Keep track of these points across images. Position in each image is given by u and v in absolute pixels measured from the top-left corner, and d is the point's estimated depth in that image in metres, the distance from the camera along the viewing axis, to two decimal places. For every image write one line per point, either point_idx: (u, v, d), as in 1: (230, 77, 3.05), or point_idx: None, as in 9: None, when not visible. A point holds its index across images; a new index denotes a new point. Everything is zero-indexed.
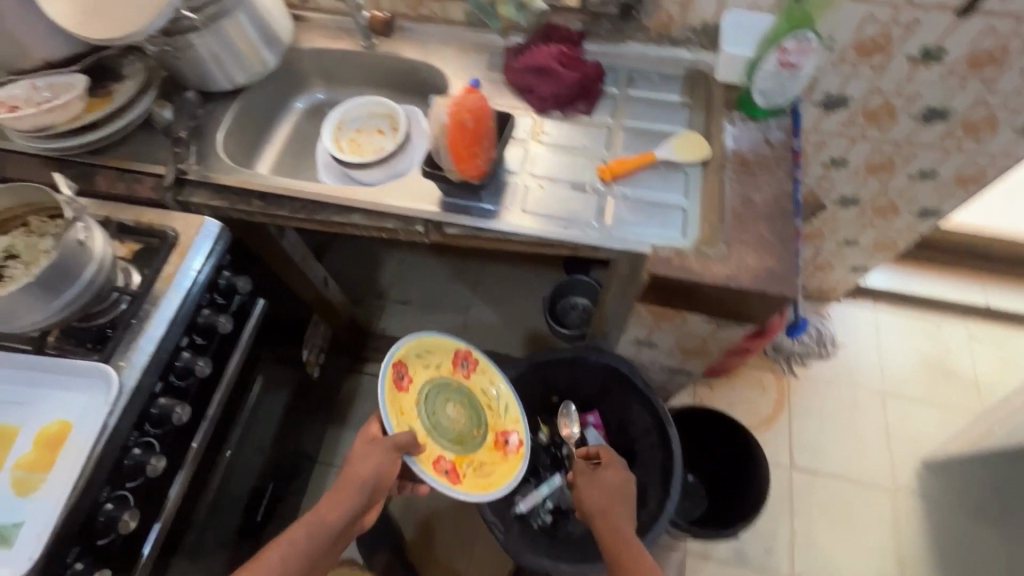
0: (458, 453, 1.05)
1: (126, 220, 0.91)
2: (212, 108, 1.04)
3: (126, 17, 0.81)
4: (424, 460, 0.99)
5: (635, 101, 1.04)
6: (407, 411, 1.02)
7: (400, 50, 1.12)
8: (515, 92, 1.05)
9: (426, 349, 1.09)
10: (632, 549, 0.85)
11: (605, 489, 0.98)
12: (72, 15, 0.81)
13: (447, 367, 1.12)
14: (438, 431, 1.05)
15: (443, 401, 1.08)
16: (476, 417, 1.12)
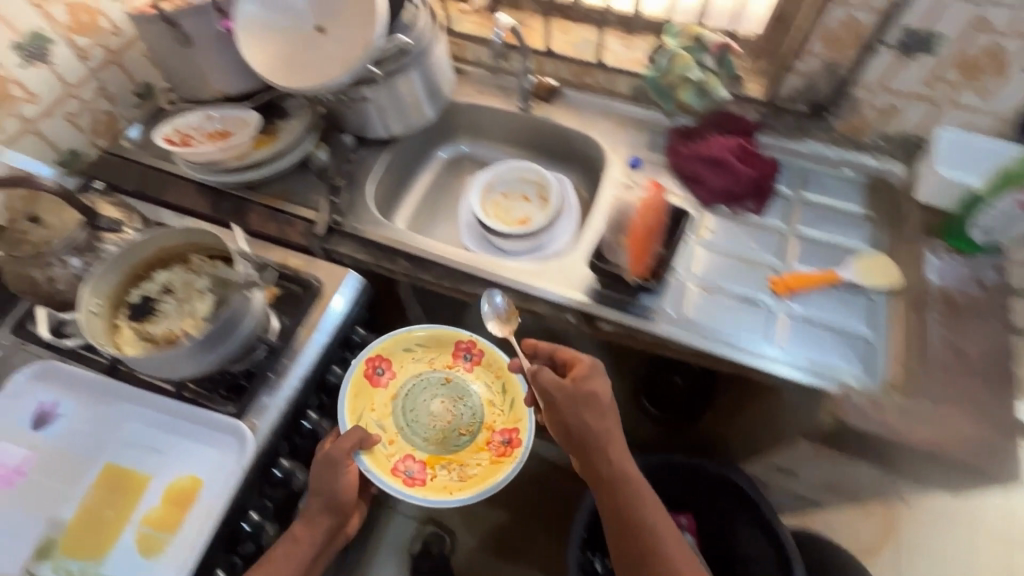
0: (434, 453, 0.87)
1: (274, 262, 0.88)
2: (366, 154, 1.03)
3: (318, 72, 0.81)
4: (383, 456, 0.86)
5: (812, 206, 0.95)
6: (378, 406, 0.90)
7: (558, 116, 1.08)
8: (678, 179, 0.99)
9: (420, 343, 0.94)
10: (659, 540, 0.73)
11: (596, 418, 0.76)
12: (268, 63, 0.82)
13: (444, 361, 0.94)
14: (413, 428, 0.89)
15: (426, 397, 0.91)
16: (470, 413, 0.90)
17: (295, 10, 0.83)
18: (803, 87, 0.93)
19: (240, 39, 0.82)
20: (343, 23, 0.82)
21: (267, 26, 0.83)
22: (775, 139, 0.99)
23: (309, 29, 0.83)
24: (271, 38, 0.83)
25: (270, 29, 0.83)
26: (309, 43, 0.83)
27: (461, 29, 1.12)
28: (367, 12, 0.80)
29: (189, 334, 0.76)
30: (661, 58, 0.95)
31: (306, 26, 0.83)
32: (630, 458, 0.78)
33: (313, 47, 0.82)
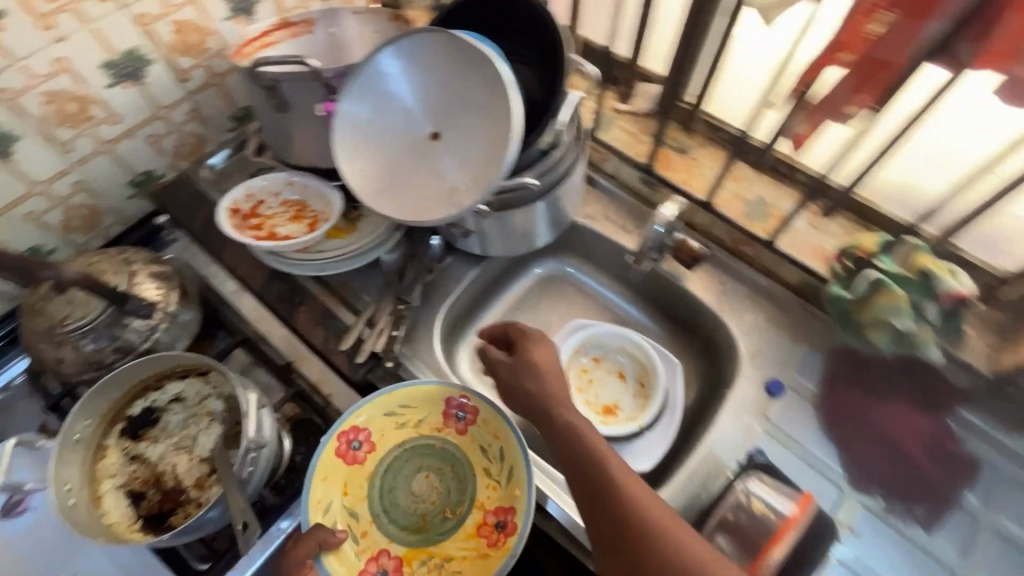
0: (413, 547, 0.67)
1: (308, 383, 0.77)
2: (450, 264, 0.86)
3: (418, 200, 0.64)
4: (350, 556, 0.65)
5: (1010, 546, 0.67)
6: (352, 489, 0.69)
7: (693, 284, 0.84)
8: (828, 435, 0.73)
9: (400, 404, 0.71)
10: (633, 500, 0.54)
11: (554, 383, 0.66)
12: (362, 171, 0.66)
13: (434, 424, 0.72)
14: (390, 515, 0.69)
15: (408, 471, 0.71)
16: (461, 489, 0.70)
17: (406, 108, 0.65)
18: None
19: (334, 136, 0.66)
20: (461, 140, 0.63)
21: (369, 124, 0.66)
22: (986, 424, 0.71)
23: (418, 136, 0.65)
24: (373, 140, 0.66)
25: (372, 128, 0.66)
26: (415, 155, 0.65)
27: (608, 136, 0.91)
28: (494, 138, 0.61)
29: (179, 478, 0.64)
30: (860, 281, 0.70)
31: (415, 131, 0.65)
32: (591, 426, 0.62)
33: (418, 161, 0.65)
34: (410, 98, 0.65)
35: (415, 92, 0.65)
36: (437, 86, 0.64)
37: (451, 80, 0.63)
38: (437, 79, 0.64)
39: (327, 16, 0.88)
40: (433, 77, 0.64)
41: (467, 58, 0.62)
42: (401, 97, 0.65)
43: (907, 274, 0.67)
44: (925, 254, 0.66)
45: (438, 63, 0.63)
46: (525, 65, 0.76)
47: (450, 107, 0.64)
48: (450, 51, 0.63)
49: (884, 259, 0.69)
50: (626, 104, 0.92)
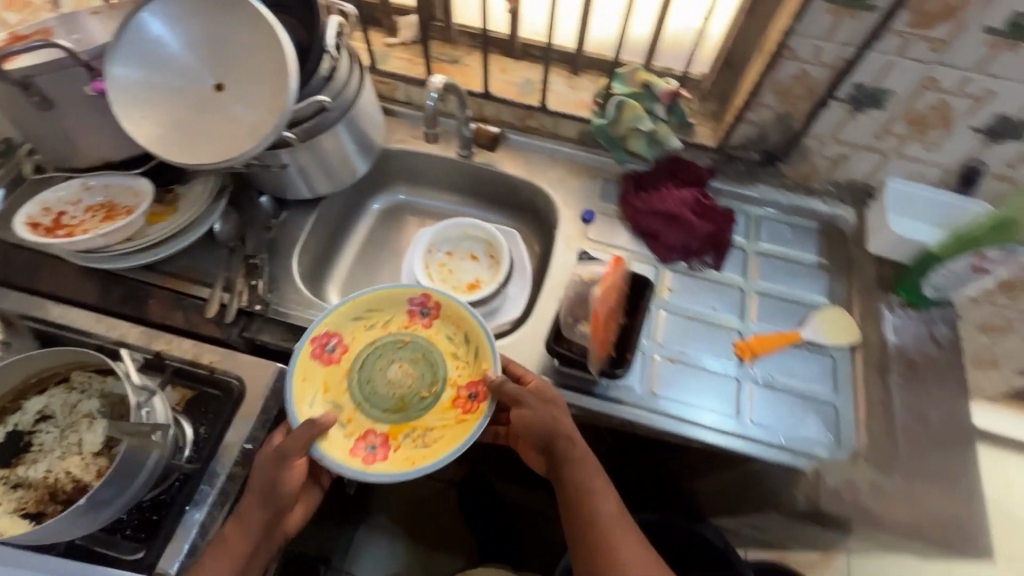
0: (396, 423, 0.76)
1: (183, 361, 0.75)
2: (288, 217, 0.91)
3: (220, 143, 0.68)
4: (340, 438, 0.73)
5: (768, 256, 0.92)
6: (333, 382, 0.77)
7: (503, 164, 0.99)
8: (636, 233, 0.93)
9: (367, 309, 0.81)
10: (616, 527, 0.69)
11: (556, 412, 0.71)
12: (156, 135, 0.69)
13: (400, 324, 0.82)
14: (371, 401, 0.77)
15: (383, 363, 0.79)
16: (433, 372, 0.79)
17: (183, 67, 0.70)
18: (755, 136, 0.90)
19: (113, 107, 0.68)
20: (245, 79, 0.69)
21: (148, 89, 0.69)
22: (728, 184, 0.96)
23: (202, 89, 0.69)
24: (157, 102, 0.69)
25: (153, 92, 0.69)
26: (205, 106, 0.69)
27: (388, 67, 1.01)
28: (273, 68, 0.68)
29: (77, 479, 0.62)
30: (609, 107, 0.89)
31: (198, 85, 0.70)
32: (591, 468, 0.72)
33: (211, 110, 0.69)
34: (183, 56, 0.69)
35: (186, 50, 0.69)
36: (205, 39, 0.69)
37: (216, 29, 0.69)
38: (202, 32, 0.69)
39: (66, 21, 0.85)
40: (198, 32, 0.69)
41: (224, 6, 0.68)
42: (175, 58, 0.69)
43: (636, 89, 0.88)
44: (642, 71, 0.88)
45: (199, 17, 0.69)
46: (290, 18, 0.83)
47: (223, 53, 0.69)
48: (207, 5, 0.69)
49: (619, 84, 0.89)
50: (393, 37, 1.03)
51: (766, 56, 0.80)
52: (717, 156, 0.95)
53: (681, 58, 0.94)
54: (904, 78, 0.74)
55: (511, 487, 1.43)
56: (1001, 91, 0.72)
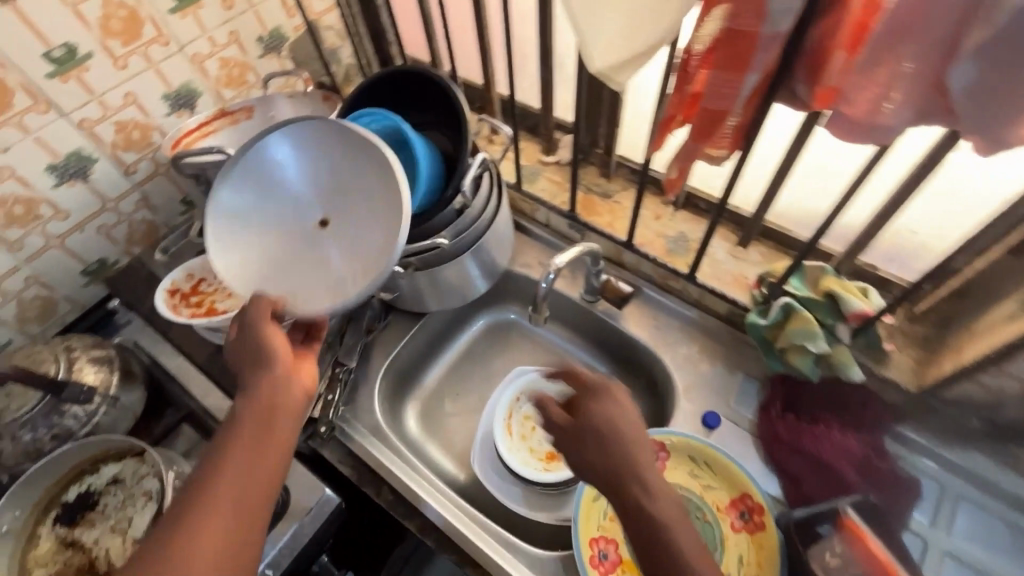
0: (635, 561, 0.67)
1: None
2: (390, 323, 0.88)
3: (309, 288, 0.64)
4: (594, 521, 0.69)
5: (956, 563, 0.65)
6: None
7: (627, 320, 0.86)
8: (770, 465, 0.73)
9: (708, 463, 0.72)
10: None
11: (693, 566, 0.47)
12: (246, 263, 0.66)
13: (720, 501, 0.70)
14: None
15: None
16: None
17: (290, 195, 0.66)
18: (979, 399, 0.64)
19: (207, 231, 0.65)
20: (354, 226, 0.64)
21: (250, 210, 0.66)
22: (923, 438, 0.70)
23: (306, 222, 0.65)
24: (256, 227, 0.66)
25: (253, 219, 0.66)
26: (301, 242, 0.65)
27: (535, 187, 0.95)
28: (386, 218, 0.63)
29: (113, 560, 0.64)
30: (774, 307, 0.71)
31: (301, 215, 0.66)
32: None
33: (303, 250, 0.64)
34: (294, 182, 0.66)
35: (299, 179, 0.66)
36: (324, 176, 0.66)
37: (338, 164, 0.66)
38: (323, 166, 0.66)
39: (264, 103, 0.94)
40: (320, 164, 0.66)
41: (354, 148, 0.65)
42: (285, 182, 0.66)
43: (814, 296, 0.69)
44: (830, 277, 0.69)
45: (324, 149, 0.66)
46: (438, 132, 0.79)
47: (339, 192, 0.65)
48: (337, 139, 0.66)
49: (794, 282, 0.71)
50: (550, 155, 0.97)
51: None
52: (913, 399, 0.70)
53: (902, 263, 0.70)
54: None
55: None
56: None
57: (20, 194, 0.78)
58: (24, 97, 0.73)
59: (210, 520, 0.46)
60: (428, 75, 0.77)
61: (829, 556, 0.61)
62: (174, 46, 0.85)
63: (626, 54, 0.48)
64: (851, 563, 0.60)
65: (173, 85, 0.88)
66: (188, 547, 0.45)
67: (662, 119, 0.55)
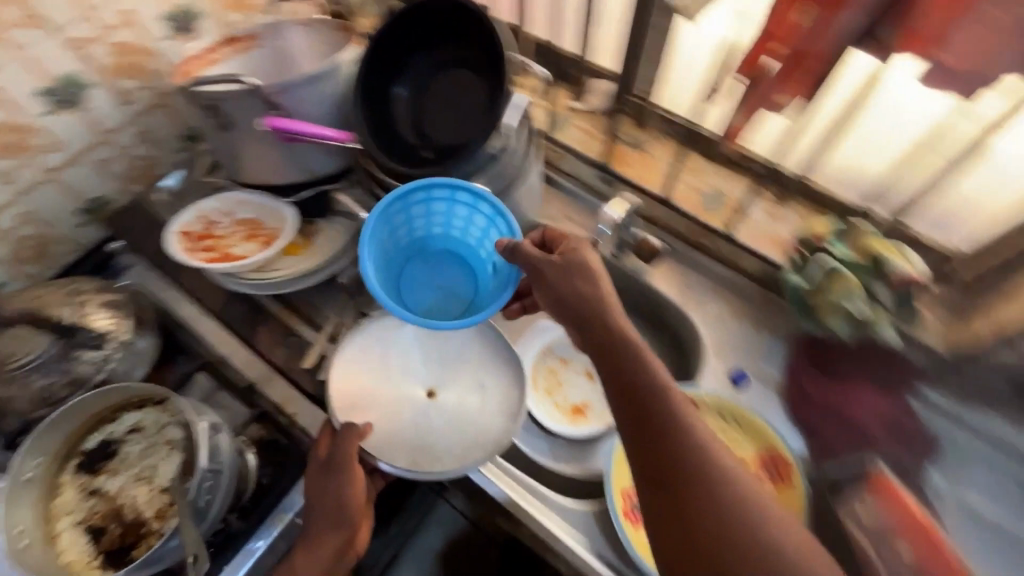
0: None
1: (271, 405, 0.75)
2: None
3: (394, 441, 0.68)
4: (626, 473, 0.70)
5: (971, 519, 0.68)
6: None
7: (654, 278, 0.84)
8: (794, 422, 0.74)
9: (736, 418, 0.72)
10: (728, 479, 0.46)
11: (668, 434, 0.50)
12: (356, 392, 0.71)
13: (746, 457, 0.70)
14: None
15: None
16: None
17: (442, 359, 0.75)
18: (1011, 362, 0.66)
19: (345, 340, 0.72)
20: (449, 415, 0.71)
21: (379, 347, 0.74)
22: (951, 403, 0.71)
23: (414, 394, 0.73)
24: (369, 377, 0.72)
25: (373, 365, 0.73)
26: (405, 407, 0.71)
27: (565, 137, 0.92)
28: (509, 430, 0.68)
29: (141, 509, 0.63)
30: (811, 266, 0.71)
31: (411, 388, 0.73)
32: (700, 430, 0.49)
33: (386, 415, 0.71)
34: (457, 343, 0.76)
35: (457, 346, 0.76)
36: (449, 370, 0.75)
37: (481, 371, 0.74)
38: (475, 358, 0.75)
39: (273, 31, 0.86)
40: (459, 356, 0.76)
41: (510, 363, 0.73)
42: (442, 341, 0.76)
43: (857, 257, 0.68)
44: (874, 237, 0.68)
45: (491, 340, 0.75)
46: (472, 71, 0.74)
47: (447, 426, 0.71)
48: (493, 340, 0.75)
49: (835, 243, 0.70)
50: (580, 102, 0.92)
51: None
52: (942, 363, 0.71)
53: (951, 230, 0.69)
54: None
55: None
56: None
57: (10, 121, 0.71)
58: (12, 10, 0.65)
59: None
60: (464, 5, 0.70)
61: (859, 508, 0.62)
62: None
63: None
64: (876, 519, 0.61)
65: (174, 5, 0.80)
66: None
67: (758, 38, 0.58)
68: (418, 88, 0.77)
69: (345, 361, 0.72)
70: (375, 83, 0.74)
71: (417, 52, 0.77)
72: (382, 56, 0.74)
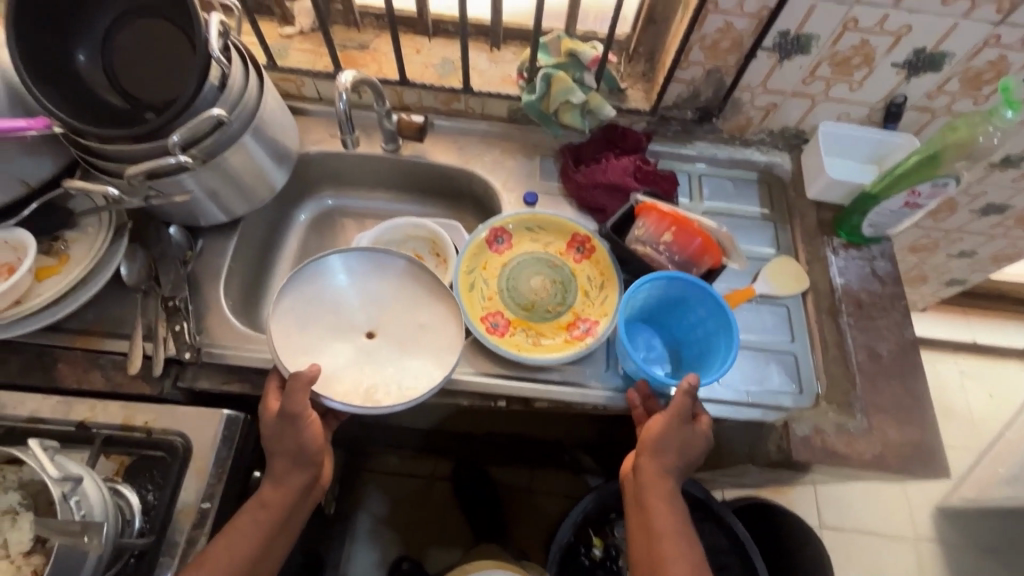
0: (521, 318, 0.80)
1: (115, 429, 0.68)
2: (205, 245, 0.82)
3: (339, 381, 0.73)
4: (478, 304, 0.80)
5: (714, 215, 0.92)
6: (489, 267, 0.83)
7: (432, 153, 0.93)
8: (582, 209, 0.89)
9: (542, 226, 0.86)
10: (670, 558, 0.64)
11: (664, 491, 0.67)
12: (302, 343, 0.73)
13: (559, 248, 0.85)
14: (510, 294, 0.81)
15: (529, 271, 0.83)
16: (564, 297, 0.82)
17: (375, 303, 0.79)
18: (687, 94, 0.88)
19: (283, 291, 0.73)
20: (394, 348, 0.76)
21: (314, 308, 0.76)
22: (666, 146, 0.94)
23: (355, 337, 0.77)
24: (314, 327, 0.75)
25: (313, 315, 0.76)
26: (355, 356, 0.75)
27: (290, 61, 0.91)
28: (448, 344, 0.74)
29: None
30: (538, 80, 0.84)
31: (353, 336, 0.77)
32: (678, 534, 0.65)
33: (340, 363, 0.75)
34: (384, 286, 0.79)
35: (383, 289, 0.79)
36: (384, 311, 0.79)
37: (415, 301, 0.78)
38: (405, 294, 0.79)
39: None
40: (388, 297, 0.79)
41: (438, 290, 0.78)
42: (371, 288, 0.79)
43: (562, 60, 0.84)
44: (564, 39, 0.83)
45: (415, 274, 0.78)
46: (161, 19, 0.71)
47: (391, 355, 0.76)
48: (416, 272, 0.79)
49: (543, 56, 0.85)
50: (289, 27, 0.93)
51: (689, 10, 0.76)
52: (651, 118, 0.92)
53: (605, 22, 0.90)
54: (825, 20, 0.73)
55: (494, 467, 1.45)
56: (918, 24, 0.72)
57: None
58: None
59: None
60: None
61: (638, 232, 0.81)
62: None
63: None
64: (649, 230, 0.80)
65: None
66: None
67: None
68: (103, 52, 0.71)
69: (285, 317, 0.73)
70: (48, 52, 0.66)
71: (86, 10, 0.69)
72: (44, 17, 0.65)
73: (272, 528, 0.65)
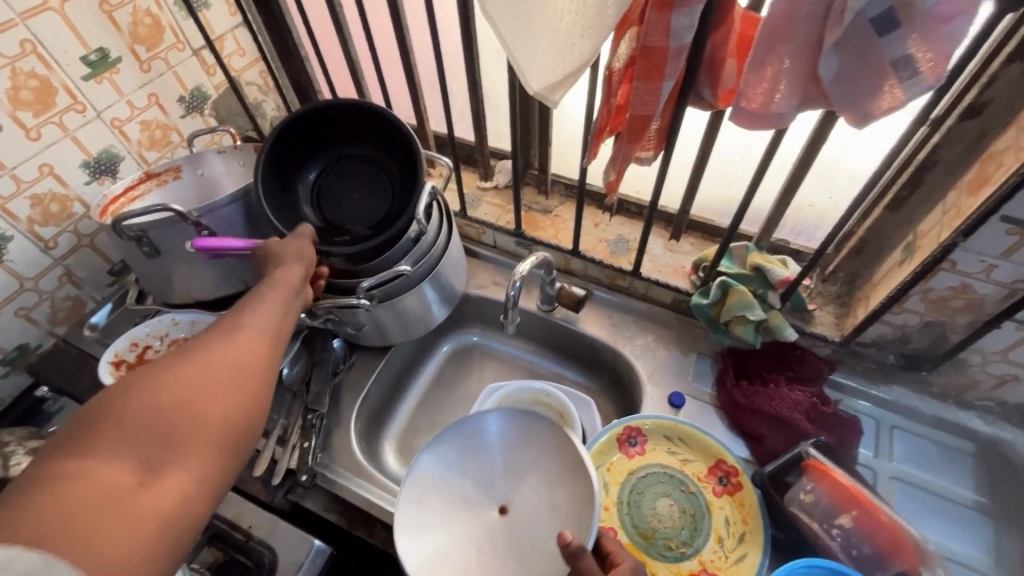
0: (637, 547, 0.70)
1: (225, 523, 0.72)
2: (357, 361, 0.88)
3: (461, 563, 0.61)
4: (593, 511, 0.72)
5: (903, 482, 0.74)
6: (613, 471, 0.75)
7: (583, 323, 0.91)
8: (735, 430, 0.79)
9: (682, 438, 0.76)
10: None
11: None
12: (425, 529, 0.63)
13: (698, 471, 0.75)
14: (631, 511, 0.73)
15: (658, 491, 0.74)
16: (691, 534, 0.70)
17: (507, 470, 0.67)
18: (891, 337, 0.75)
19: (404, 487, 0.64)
20: (530, 525, 0.63)
21: (429, 487, 0.65)
22: (854, 381, 0.81)
23: (483, 515, 0.65)
24: (434, 504, 0.65)
25: (442, 485, 0.66)
26: (481, 536, 0.63)
27: (478, 212, 0.99)
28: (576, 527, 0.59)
29: None
30: (713, 287, 0.80)
31: (479, 509, 0.65)
32: None
33: (471, 550, 0.62)
34: (496, 454, 0.68)
35: (499, 455, 0.67)
36: (514, 475, 0.66)
37: (552, 479, 0.64)
38: (538, 460, 0.66)
39: (193, 160, 0.92)
40: (509, 460, 0.67)
41: (574, 468, 0.62)
42: (484, 453, 0.68)
43: (746, 272, 0.79)
44: (754, 253, 0.79)
45: (543, 436, 0.66)
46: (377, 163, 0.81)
47: (522, 538, 0.62)
48: (549, 441, 0.65)
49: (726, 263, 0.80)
50: (487, 181, 1.02)
51: (913, 260, 0.66)
52: (839, 350, 0.80)
53: (807, 233, 0.82)
54: None
55: None
56: None
57: None
58: None
59: (150, 407, 0.39)
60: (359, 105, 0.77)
61: (803, 496, 0.67)
62: (91, 112, 0.82)
63: (557, 76, 0.54)
64: (822, 498, 0.66)
65: (93, 153, 0.85)
66: (157, 379, 0.41)
67: None
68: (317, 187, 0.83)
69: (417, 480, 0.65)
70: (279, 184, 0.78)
71: (306, 161, 0.82)
72: (281, 162, 0.79)
73: (242, 390, 0.45)
